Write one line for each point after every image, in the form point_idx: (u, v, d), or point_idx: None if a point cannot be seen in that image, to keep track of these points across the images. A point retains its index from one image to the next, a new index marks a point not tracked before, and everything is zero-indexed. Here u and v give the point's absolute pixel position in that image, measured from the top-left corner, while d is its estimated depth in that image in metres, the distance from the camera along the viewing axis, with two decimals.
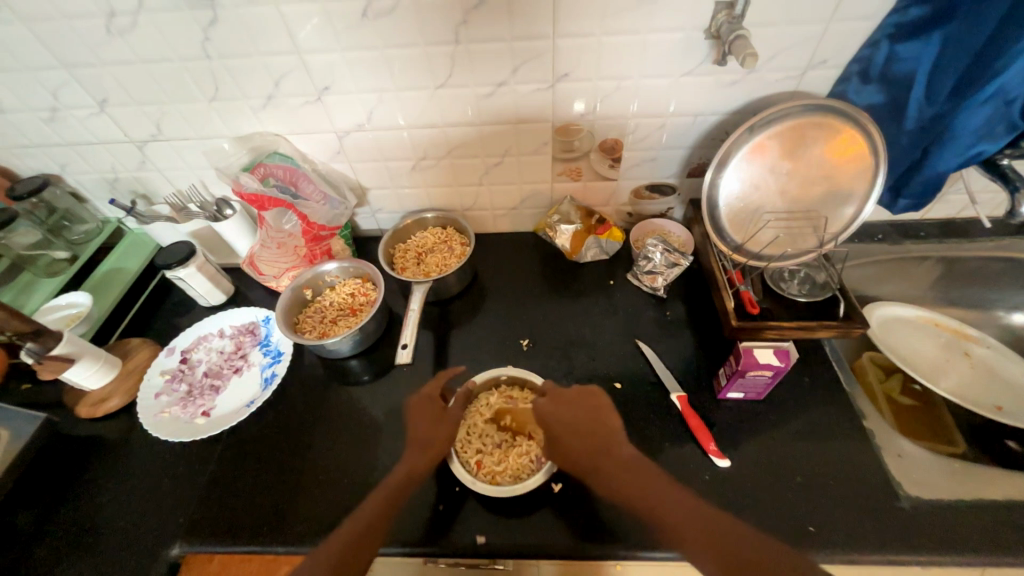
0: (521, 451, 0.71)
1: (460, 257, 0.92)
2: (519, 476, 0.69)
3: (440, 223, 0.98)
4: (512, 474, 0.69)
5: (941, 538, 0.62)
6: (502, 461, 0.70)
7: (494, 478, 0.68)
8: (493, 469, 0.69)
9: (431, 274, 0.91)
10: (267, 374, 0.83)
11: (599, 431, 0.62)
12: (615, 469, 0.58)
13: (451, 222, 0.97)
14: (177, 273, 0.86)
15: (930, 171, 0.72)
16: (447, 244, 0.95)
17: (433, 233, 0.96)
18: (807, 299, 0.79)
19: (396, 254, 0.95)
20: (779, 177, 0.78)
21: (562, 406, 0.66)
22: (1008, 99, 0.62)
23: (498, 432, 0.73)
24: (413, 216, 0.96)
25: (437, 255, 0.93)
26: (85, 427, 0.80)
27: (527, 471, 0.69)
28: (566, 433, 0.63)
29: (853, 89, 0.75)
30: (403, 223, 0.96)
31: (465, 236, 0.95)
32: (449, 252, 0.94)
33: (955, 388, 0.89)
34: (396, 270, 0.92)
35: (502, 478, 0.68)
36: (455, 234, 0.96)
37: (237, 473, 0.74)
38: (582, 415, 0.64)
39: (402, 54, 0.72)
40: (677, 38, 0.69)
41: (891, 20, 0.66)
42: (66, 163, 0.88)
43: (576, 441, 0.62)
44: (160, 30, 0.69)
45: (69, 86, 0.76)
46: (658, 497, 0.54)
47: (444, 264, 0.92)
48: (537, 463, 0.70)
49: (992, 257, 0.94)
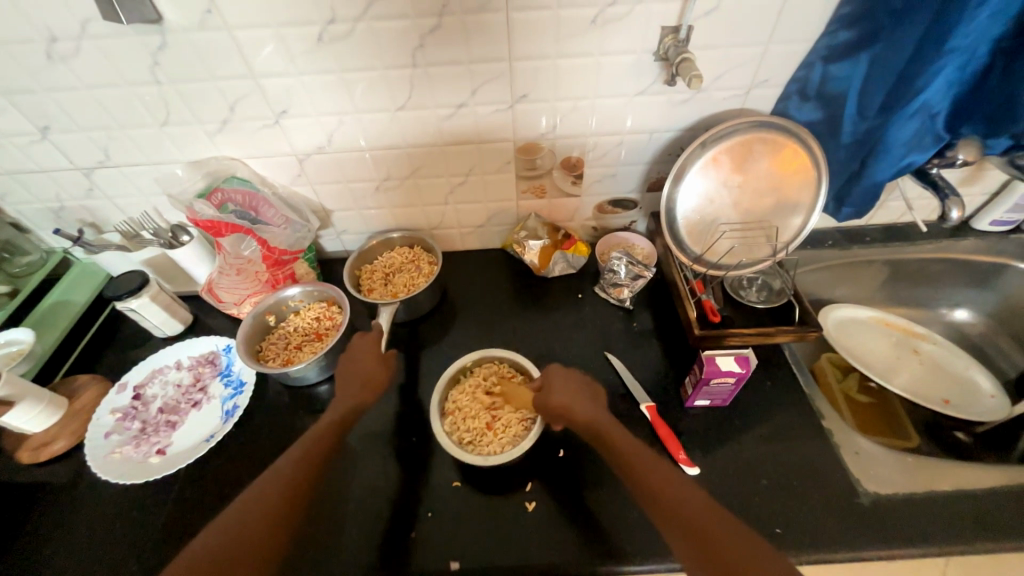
0: (512, 413, 0.75)
1: (429, 276, 0.92)
2: (522, 433, 0.74)
3: (407, 242, 0.97)
4: (517, 435, 0.73)
5: (898, 531, 0.65)
6: (499, 430, 0.74)
7: (509, 443, 0.72)
8: (502, 440, 0.73)
9: (399, 294, 0.90)
10: (229, 406, 0.80)
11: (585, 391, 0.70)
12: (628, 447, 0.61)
13: (419, 241, 0.96)
14: (129, 304, 0.82)
15: (869, 181, 0.76)
16: (414, 264, 0.94)
17: (400, 253, 0.96)
18: (763, 306, 0.82)
19: (365, 271, 0.94)
20: (731, 190, 0.81)
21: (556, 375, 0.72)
22: (932, 113, 0.68)
23: (482, 406, 0.76)
24: (379, 237, 0.96)
25: (405, 274, 0.93)
26: (26, 473, 0.75)
27: (524, 423, 0.74)
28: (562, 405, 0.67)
29: (794, 107, 0.79)
30: (367, 245, 0.94)
31: (433, 254, 0.94)
32: (416, 272, 0.93)
33: (908, 384, 0.93)
34: (363, 293, 0.91)
35: (512, 442, 0.73)
36: (422, 253, 0.96)
37: (196, 512, 0.70)
38: (568, 381, 0.71)
39: (362, 77, 0.72)
40: (629, 60, 0.72)
41: (823, 43, 0.71)
42: (6, 193, 0.84)
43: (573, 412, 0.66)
44: (105, 56, 0.68)
45: (8, 113, 0.73)
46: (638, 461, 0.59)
47: (412, 285, 0.91)
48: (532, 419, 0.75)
49: (933, 259, 1.00)
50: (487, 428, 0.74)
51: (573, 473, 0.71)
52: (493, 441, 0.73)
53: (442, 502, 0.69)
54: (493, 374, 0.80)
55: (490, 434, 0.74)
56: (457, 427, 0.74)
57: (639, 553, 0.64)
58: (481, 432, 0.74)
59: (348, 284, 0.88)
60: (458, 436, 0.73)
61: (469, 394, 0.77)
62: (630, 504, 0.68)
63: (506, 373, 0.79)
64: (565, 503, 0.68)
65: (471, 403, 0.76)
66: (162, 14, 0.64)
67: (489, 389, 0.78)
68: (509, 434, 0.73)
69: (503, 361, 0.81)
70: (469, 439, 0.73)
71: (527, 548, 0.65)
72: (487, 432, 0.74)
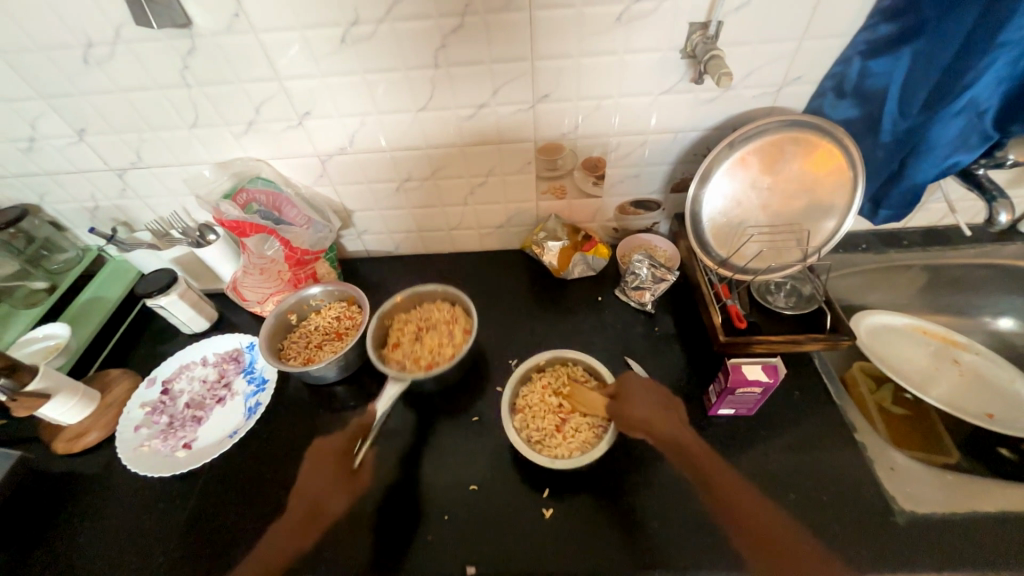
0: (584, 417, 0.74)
1: (459, 347, 0.80)
2: (593, 440, 0.72)
3: (448, 298, 0.87)
4: (586, 442, 0.72)
5: (935, 553, 0.62)
6: (569, 434, 0.72)
7: (579, 449, 0.71)
8: (572, 444, 0.71)
9: (420, 363, 0.80)
10: (251, 403, 0.81)
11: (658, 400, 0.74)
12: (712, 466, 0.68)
13: (460, 300, 0.86)
14: (158, 301, 0.84)
15: (908, 182, 0.73)
16: (450, 326, 0.84)
17: (439, 308, 0.86)
18: (793, 312, 0.79)
19: (396, 325, 0.85)
20: (760, 192, 0.78)
21: (636, 389, 0.74)
22: (979, 111, 0.64)
23: (552, 408, 0.75)
24: (410, 292, 0.86)
25: (434, 338, 0.82)
26: (62, 463, 0.78)
27: (597, 429, 0.73)
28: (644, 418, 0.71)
29: (829, 104, 0.75)
30: (393, 301, 0.85)
31: (470, 320, 0.82)
32: (447, 338, 0.82)
33: (947, 396, 0.89)
34: (387, 348, 0.82)
35: (582, 447, 0.71)
36: (461, 314, 0.84)
37: (219, 507, 0.72)
38: (652, 398, 0.74)
39: (384, 78, 0.72)
40: (654, 58, 0.70)
41: (861, 38, 0.67)
42: (45, 193, 0.87)
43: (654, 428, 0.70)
44: (138, 60, 0.69)
45: (47, 116, 0.75)
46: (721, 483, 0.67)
47: (437, 353, 0.81)
48: (603, 425, 0.73)
49: (977, 264, 0.95)
50: (556, 430, 0.73)
51: (591, 481, 0.70)
52: (562, 444, 0.71)
53: (458, 506, 0.69)
54: (564, 375, 0.78)
55: (559, 436, 0.72)
56: (526, 426, 0.73)
57: (658, 564, 0.63)
58: (550, 433, 0.73)
59: (373, 343, 0.80)
60: (528, 435, 0.72)
61: (540, 393, 0.76)
62: (648, 514, 0.67)
63: (579, 375, 0.78)
64: (582, 511, 0.68)
65: (541, 405, 0.75)
66: (191, 18, 0.65)
67: (561, 391, 0.76)
68: (579, 439, 0.72)
69: (577, 363, 0.78)
70: (537, 439, 0.72)
71: (542, 555, 0.64)
72: (556, 433, 0.73)
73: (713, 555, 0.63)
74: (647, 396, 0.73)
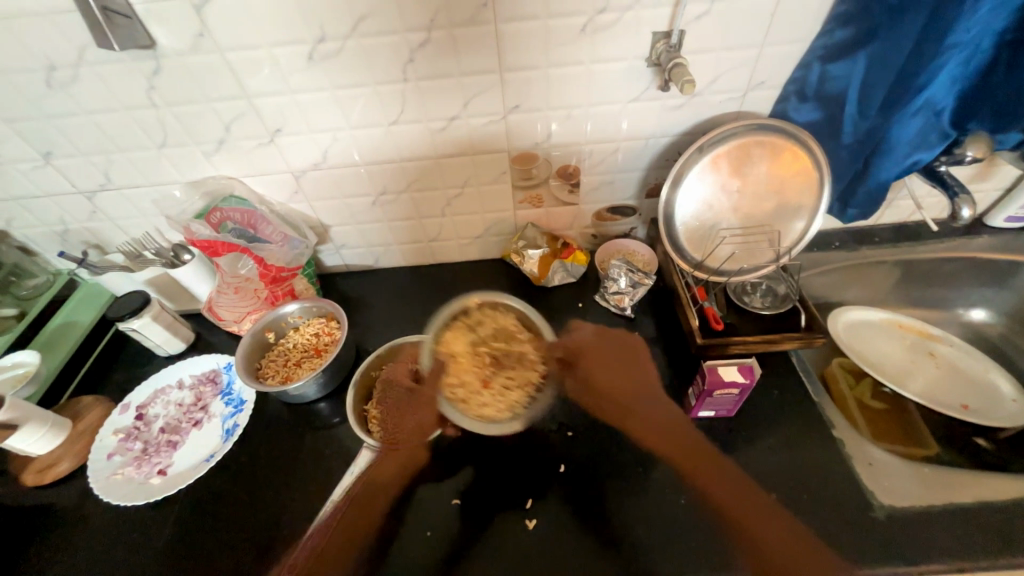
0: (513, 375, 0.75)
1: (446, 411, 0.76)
2: (523, 399, 0.73)
3: None
4: (516, 401, 0.72)
5: (914, 546, 0.62)
6: (499, 392, 0.73)
7: (509, 410, 0.71)
8: (499, 404, 0.72)
9: (404, 424, 0.76)
10: (229, 425, 0.80)
11: (636, 375, 0.78)
12: (701, 458, 0.70)
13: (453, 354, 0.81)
14: (131, 324, 0.82)
15: (874, 180, 0.75)
16: None
17: None
18: (769, 311, 0.79)
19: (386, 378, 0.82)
20: (731, 195, 0.80)
21: (600, 367, 0.78)
22: (936, 110, 0.67)
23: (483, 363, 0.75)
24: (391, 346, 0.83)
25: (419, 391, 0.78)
26: (30, 495, 0.75)
27: (526, 388, 0.74)
28: (608, 394, 0.77)
29: (793, 108, 0.77)
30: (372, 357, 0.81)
31: None
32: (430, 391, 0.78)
33: (924, 389, 0.90)
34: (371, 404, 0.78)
35: (513, 407, 0.72)
36: None
37: (197, 534, 0.70)
38: (620, 371, 0.78)
39: (354, 94, 0.72)
40: (620, 68, 0.72)
41: (820, 43, 0.69)
42: (12, 218, 0.85)
43: (625, 405, 0.76)
44: (103, 83, 0.69)
45: (11, 141, 0.74)
46: (707, 468, 0.69)
47: (424, 414, 0.77)
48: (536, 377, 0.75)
49: (946, 258, 0.97)
50: (484, 385, 0.73)
51: (575, 490, 0.70)
52: (488, 401, 0.72)
53: (439, 522, 0.68)
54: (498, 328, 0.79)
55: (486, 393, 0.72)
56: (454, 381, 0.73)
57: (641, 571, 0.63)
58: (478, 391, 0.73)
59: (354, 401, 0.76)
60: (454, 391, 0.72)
61: (468, 348, 0.76)
62: (632, 520, 0.67)
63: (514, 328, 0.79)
64: (566, 520, 0.67)
65: (472, 357, 0.75)
66: (155, 40, 0.65)
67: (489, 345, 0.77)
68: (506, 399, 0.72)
69: (511, 312, 0.80)
70: (461, 397, 0.72)
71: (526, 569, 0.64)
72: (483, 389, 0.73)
73: (696, 558, 0.63)
74: (618, 373, 0.77)
